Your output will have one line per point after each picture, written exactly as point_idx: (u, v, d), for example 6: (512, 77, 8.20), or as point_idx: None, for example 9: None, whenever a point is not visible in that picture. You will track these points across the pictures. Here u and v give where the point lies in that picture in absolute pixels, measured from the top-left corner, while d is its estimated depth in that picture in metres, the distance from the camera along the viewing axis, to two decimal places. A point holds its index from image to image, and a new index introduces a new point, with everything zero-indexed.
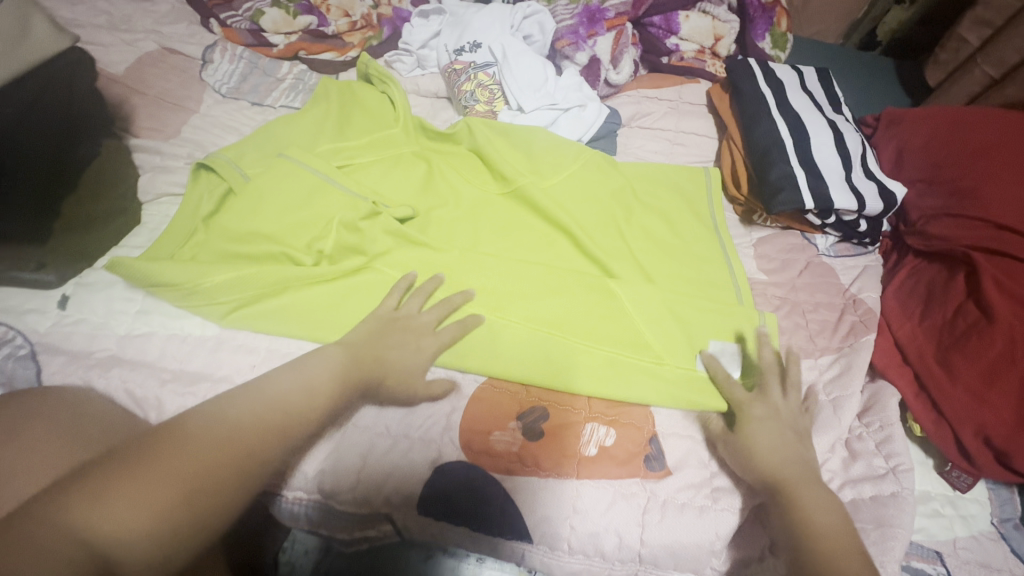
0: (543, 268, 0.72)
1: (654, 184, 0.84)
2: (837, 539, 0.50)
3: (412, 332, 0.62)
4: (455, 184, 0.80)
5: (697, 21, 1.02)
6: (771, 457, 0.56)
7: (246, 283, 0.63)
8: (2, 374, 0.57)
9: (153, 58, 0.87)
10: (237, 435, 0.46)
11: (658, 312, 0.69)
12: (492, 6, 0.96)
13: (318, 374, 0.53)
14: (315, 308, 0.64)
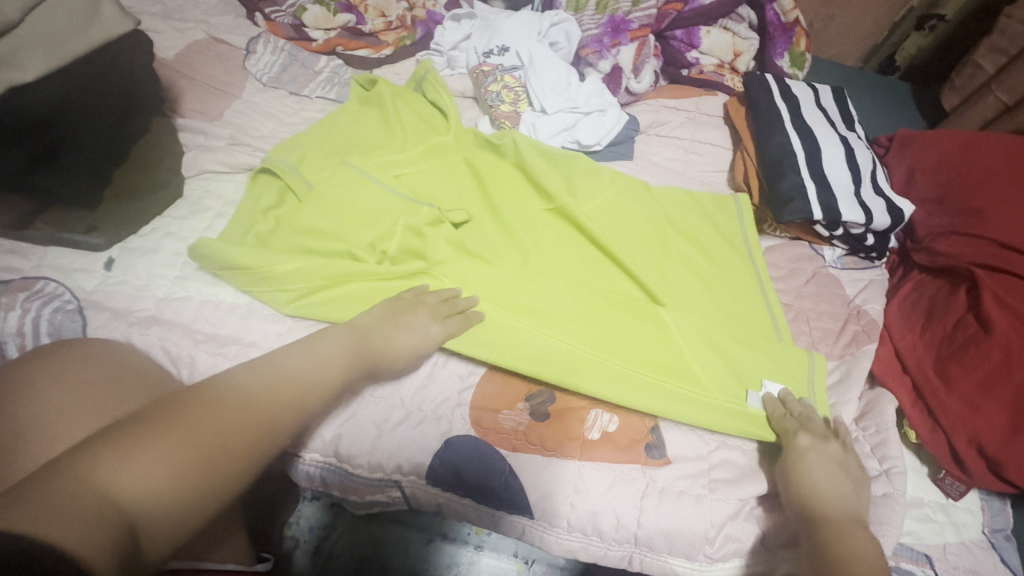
0: (591, 292, 0.75)
1: (686, 210, 0.89)
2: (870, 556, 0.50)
3: (427, 320, 0.65)
4: (505, 197, 0.84)
5: (717, 36, 1.04)
6: (830, 493, 0.57)
7: (314, 281, 0.67)
8: (50, 326, 0.61)
9: (200, 46, 0.93)
10: (254, 405, 0.48)
11: (696, 337, 0.72)
12: (522, 13, 1.01)
13: (327, 353, 0.56)
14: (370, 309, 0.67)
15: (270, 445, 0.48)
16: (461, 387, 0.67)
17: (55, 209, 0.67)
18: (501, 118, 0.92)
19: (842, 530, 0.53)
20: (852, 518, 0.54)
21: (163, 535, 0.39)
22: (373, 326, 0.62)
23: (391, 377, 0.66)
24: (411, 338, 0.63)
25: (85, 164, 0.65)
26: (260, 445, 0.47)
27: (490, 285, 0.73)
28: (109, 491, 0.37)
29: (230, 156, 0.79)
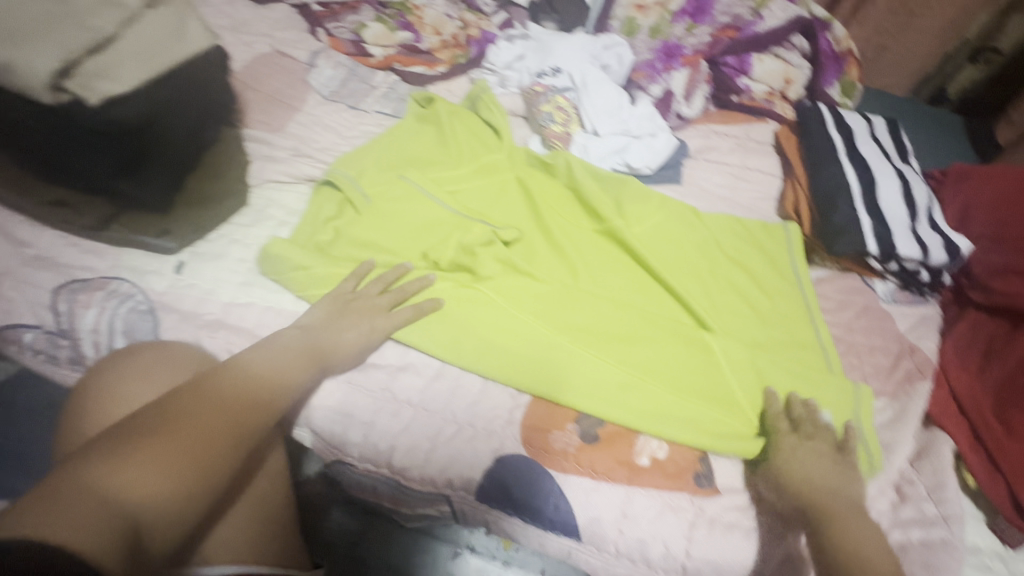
0: (638, 314, 0.76)
1: (734, 236, 0.89)
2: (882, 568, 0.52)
3: (372, 314, 0.65)
4: (553, 213, 0.85)
5: (770, 64, 1.04)
6: (827, 487, 0.59)
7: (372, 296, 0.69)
8: (125, 324, 0.64)
9: (266, 60, 0.96)
10: (233, 398, 0.48)
11: (742, 365, 0.72)
12: (576, 37, 1.03)
13: (289, 349, 0.57)
14: (422, 322, 0.69)
15: (258, 436, 0.49)
16: (511, 395, 0.68)
17: (129, 213, 0.69)
18: (553, 137, 0.93)
19: (843, 530, 0.55)
20: (857, 518, 0.56)
21: (165, 531, 0.40)
22: (329, 326, 0.62)
23: (444, 390, 0.67)
24: (363, 327, 0.64)
25: (162, 173, 0.68)
26: (248, 436, 0.47)
27: (536, 305, 0.74)
28: (105, 497, 0.37)
29: (294, 167, 0.82)
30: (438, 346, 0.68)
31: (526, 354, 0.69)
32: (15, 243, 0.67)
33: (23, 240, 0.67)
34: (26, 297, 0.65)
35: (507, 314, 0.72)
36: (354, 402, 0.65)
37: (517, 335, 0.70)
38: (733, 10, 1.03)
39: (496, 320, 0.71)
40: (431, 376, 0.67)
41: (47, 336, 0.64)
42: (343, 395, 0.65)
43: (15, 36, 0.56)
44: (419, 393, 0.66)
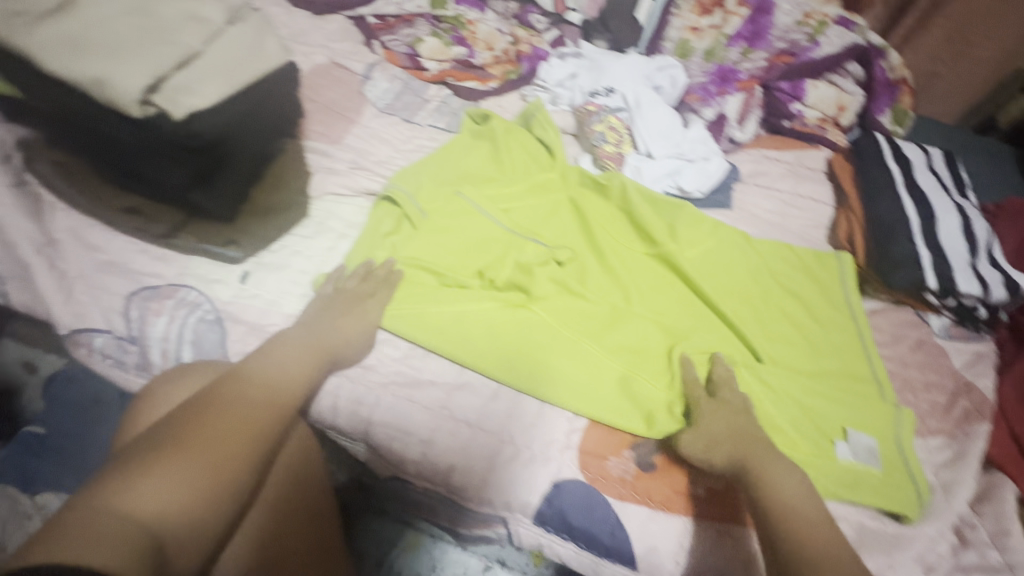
0: (687, 340, 0.76)
1: (786, 265, 0.89)
2: (815, 521, 0.53)
3: (370, 311, 0.68)
4: (603, 233, 0.85)
5: (824, 90, 1.03)
6: (741, 443, 0.60)
7: (432, 315, 0.70)
8: (192, 333, 0.65)
9: (323, 71, 0.98)
10: (242, 407, 0.50)
11: (782, 393, 0.72)
12: (630, 57, 1.03)
13: (293, 356, 0.59)
14: (480, 343, 0.69)
15: (271, 442, 0.50)
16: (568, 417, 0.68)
17: (197, 221, 0.70)
18: (605, 158, 0.93)
19: (766, 482, 0.56)
20: (782, 470, 0.58)
21: (189, 540, 0.41)
22: (328, 327, 0.64)
23: (501, 412, 0.66)
24: (360, 322, 0.66)
25: (234, 184, 0.69)
26: (260, 442, 0.49)
27: (590, 327, 0.74)
28: (126, 511, 0.39)
29: (353, 180, 0.83)
30: (496, 367, 0.68)
31: (583, 379, 0.69)
32: (87, 247, 0.68)
33: (95, 245, 0.68)
34: (99, 302, 0.66)
35: (562, 337, 0.72)
36: (414, 419, 0.64)
37: (573, 358, 0.70)
38: (790, 35, 1.03)
39: (552, 343, 0.71)
40: (488, 396, 0.67)
41: (117, 341, 0.65)
42: (402, 411, 0.65)
43: (110, 53, 0.57)
44: (477, 413, 0.66)
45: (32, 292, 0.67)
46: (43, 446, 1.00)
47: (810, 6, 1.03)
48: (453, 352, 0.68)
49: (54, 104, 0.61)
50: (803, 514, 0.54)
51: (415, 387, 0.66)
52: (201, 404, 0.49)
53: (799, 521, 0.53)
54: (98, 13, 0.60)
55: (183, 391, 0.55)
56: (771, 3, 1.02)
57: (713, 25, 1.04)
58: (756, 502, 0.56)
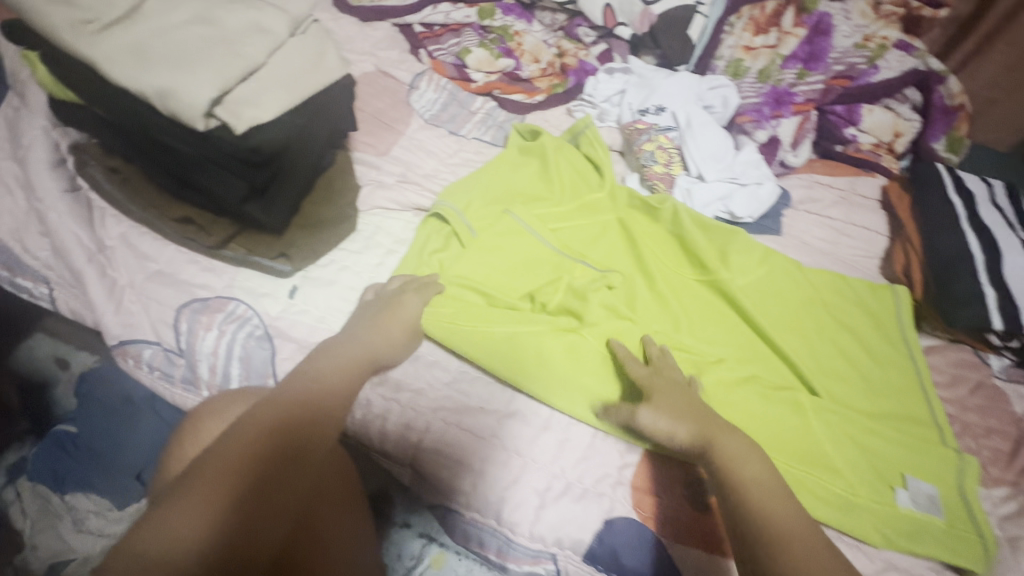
0: (742, 371, 0.73)
1: (841, 297, 0.86)
2: (781, 505, 0.51)
3: (407, 316, 0.67)
4: (653, 257, 0.82)
5: (879, 115, 1.00)
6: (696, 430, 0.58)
7: (482, 339, 0.68)
8: (243, 350, 0.64)
9: (370, 79, 0.96)
10: (274, 426, 0.49)
11: (839, 430, 0.69)
12: (681, 75, 1.01)
13: (327, 367, 0.57)
14: (532, 369, 0.66)
15: (310, 460, 0.49)
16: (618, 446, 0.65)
17: (246, 232, 0.69)
18: (654, 178, 0.91)
19: (728, 459, 0.55)
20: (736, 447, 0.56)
21: (229, 570, 0.41)
22: (364, 336, 0.62)
23: (552, 444, 0.64)
24: (397, 329, 0.65)
25: (288, 197, 0.67)
26: (294, 463, 0.48)
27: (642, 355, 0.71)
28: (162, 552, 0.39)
29: (401, 195, 0.81)
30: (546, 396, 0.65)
31: (636, 409, 0.65)
32: (139, 256, 0.68)
33: (148, 255, 0.68)
34: (150, 313, 0.65)
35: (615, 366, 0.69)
36: (463, 447, 0.63)
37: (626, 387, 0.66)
38: (848, 58, 0.99)
39: (602, 370, 0.68)
40: (539, 426, 0.65)
41: (166, 354, 0.65)
42: (452, 439, 0.63)
43: (176, 65, 0.56)
44: (527, 443, 0.64)
45: (85, 300, 0.67)
46: (75, 444, 0.95)
47: (870, 29, 1.00)
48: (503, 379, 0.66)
49: (116, 114, 0.60)
50: (765, 495, 0.52)
51: (464, 414, 0.64)
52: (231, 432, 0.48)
53: (766, 504, 0.51)
54: (163, 23, 0.60)
55: (227, 413, 0.55)
56: (829, 25, 0.99)
57: (767, 45, 1.01)
58: (718, 480, 0.55)
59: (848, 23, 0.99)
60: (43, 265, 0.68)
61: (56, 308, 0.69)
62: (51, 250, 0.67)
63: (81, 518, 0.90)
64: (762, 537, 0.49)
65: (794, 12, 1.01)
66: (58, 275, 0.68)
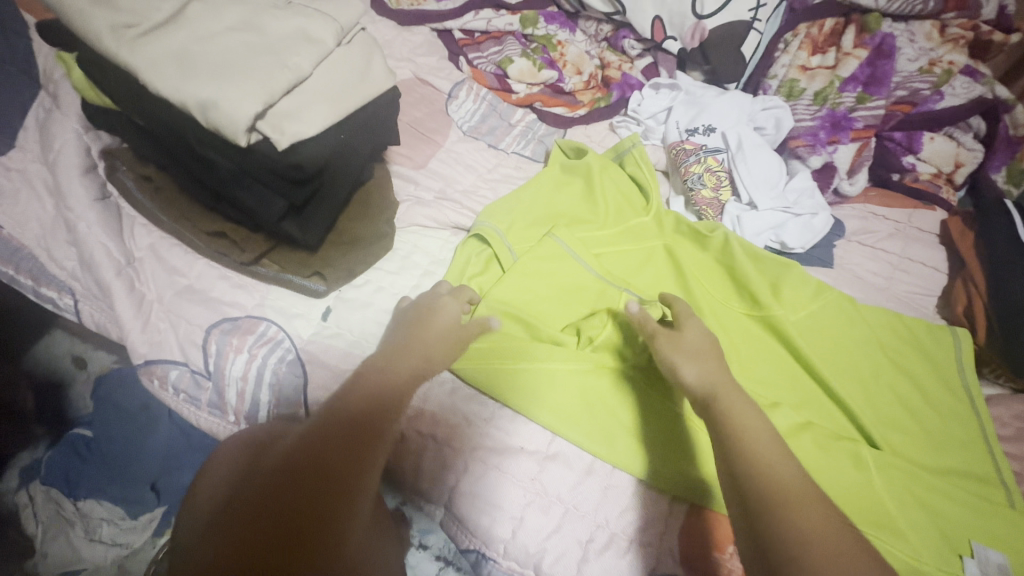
0: (797, 418, 0.68)
1: (898, 339, 0.80)
2: (785, 471, 0.49)
3: (453, 326, 0.61)
4: (700, 287, 0.78)
5: (941, 144, 0.96)
6: (702, 386, 0.57)
7: (522, 377, 0.64)
8: (274, 376, 0.61)
9: (408, 86, 0.92)
10: (310, 443, 0.46)
11: (899, 487, 0.65)
12: (732, 94, 0.96)
13: (350, 402, 0.50)
14: (575, 412, 0.63)
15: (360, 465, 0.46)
16: (668, 497, 0.60)
17: (281, 247, 0.66)
18: (702, 204, 0.87)
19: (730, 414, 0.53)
20: (744, 407, 0.54)
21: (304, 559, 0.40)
22: (395, 357, 0.56)
23: (596, 490, 0.60)
24: (435, 342, 0.59)
25: (328, 213, 0.64)
26: (311, 538, 0.41)
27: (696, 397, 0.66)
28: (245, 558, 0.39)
29: (440, 213, 0.78)
30: (591, 442, 0.62)
31: (687, 458, 0.61)
32: (167, 270, 0.65)
33: (177, 268, 0.65)
34: (178, 332, 0.62)
35: (662, 409, 0.64)
36: (503, 492, 0.59)
37: (679, 434, 0.62)
38: (913, 82, 0.94)
39: (650, 414, 0.64)
40: (582, 471, 0.61)
41: (193, 375, 0.62)
42: (491, 482, 0.59)
43: (219, 75, 0.53)
44: (570, 489, 0.60)
45: (112, 314, 0.64)
46: (89, 449, 0.90)
47: (936, 52, 0.94)
48: (545, 421, 0.62)
49: (156, 124, 0.58)
50: (771, 461, 0.49)
51: (504, 455, 0.61)
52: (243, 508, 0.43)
53: (774, 474, 0.48)
54: (207, 29, 0.57)
55: (271, 435, 0.54)
56: (892, 46, 0.94)
57: (825, 65, 0.96)
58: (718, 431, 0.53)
59: (912, 46, 0.94)
60: (69, 275, 0.65)
61: (81, 321, 0.67)
62: (78, 260, 0.65)
63: (92, 527, 0.85)
64: (762, 498, 0.46)
65: (855, 32, 0.96)
66: (84, 286, 0.65)
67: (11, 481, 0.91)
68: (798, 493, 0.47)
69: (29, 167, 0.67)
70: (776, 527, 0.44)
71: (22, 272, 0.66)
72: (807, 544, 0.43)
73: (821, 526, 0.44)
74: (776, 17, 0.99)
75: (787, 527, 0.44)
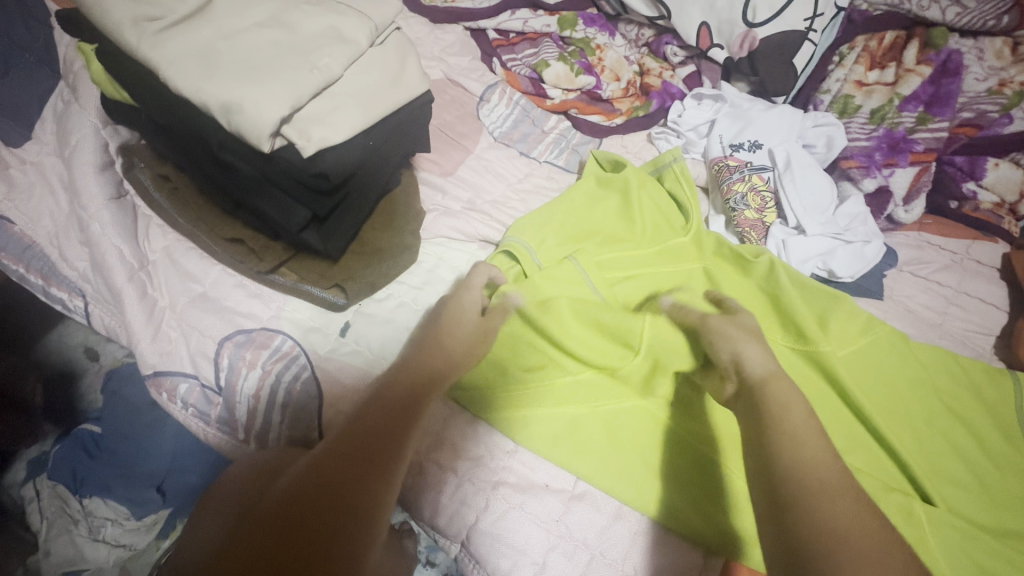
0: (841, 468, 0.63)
1: (957, 383, 0.73)
2: (816, 458, 0.46)
3: (471, 327, 0.59)
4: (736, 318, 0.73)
5: (1007, 171, 0.89)
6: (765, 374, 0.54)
7: (546, 416, 0.60)
8: (287, 395, 0.57)
9: (439, 88, 0.88)
10: (353, 424, 0.46)
11: (956, 552, 0.59)
12: (782, 107, 0.90)
13: (374, 406, 0.48)
14: (601, 452, 0.59)
15: (391, 447, 0.45)
16: (702, 550, 0.56)
17: (300, 256, 0.63)
18: (745, 226, 0.81)
19: (774, 403, 0.51)
20: (790, 394, 0.51)
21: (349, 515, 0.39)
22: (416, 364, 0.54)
23: (625, 536, 0.56)
24: (457, 346, 0.57)
25: (352, 223, 0.61)
26: (352, 497, 0.40)
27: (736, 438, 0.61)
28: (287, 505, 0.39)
29: (467, 224, 0.74)
30: (619, 486, 0.57)
31: (723, 508, 0.57)
32: (182, 275, 0.62)
33: (191, 274, 0.62)
34: (189, 343, 0.59)
35: (694, 453, 0.60)
36: (525, 535, 0.55)
37: (716, 479, 0.58)
38: (978, 104, 0.88)
39: (683, 457, 0.60)
40: (611, 514, 0.57)
41: (203, 390, 0.59)
42: (512, 522, 0.55)
43: (245, 75, 0.50)
44: (597, 534, 0.56)
45: (121, 319, 0.61)
46: (97, 446, 0.83)
47: (1007, 72, 0.87)
48: (568, 462, 0.58)
49: (173, 120, 0.54)
50: (804, 446, 0.47)
51: (527, 493, 0.57)
52: (259, 513, 0.40)
53: (809, 461, 0.46)
54: (233, 25, 0.53)
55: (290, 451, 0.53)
56: (959, 64, 0.88)
57: (883, 82, 0.90)
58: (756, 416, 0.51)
59: (980, 64, 0.88)
60: (79, 276, 0.63)
61: (91, 323, 0.65)
62: (89, 262, 0.62)
63: (96, 526, 0.79)
64: (787, 478, 0.45)
65: (917, 47, 0.90)
66: (95, 289, 0.63)
67: (18, 473, 0.87)
68: (832, 483, 0.44)
69: (46, 160, 0.66)
70: (805, 518, 0.42)
71: (33, 271, 0.65)
72: (840, 537, 0.40)
73: (856, 518, 0.42)
74: (833, 28, 0.94)
75: (817, 515, 0.42)
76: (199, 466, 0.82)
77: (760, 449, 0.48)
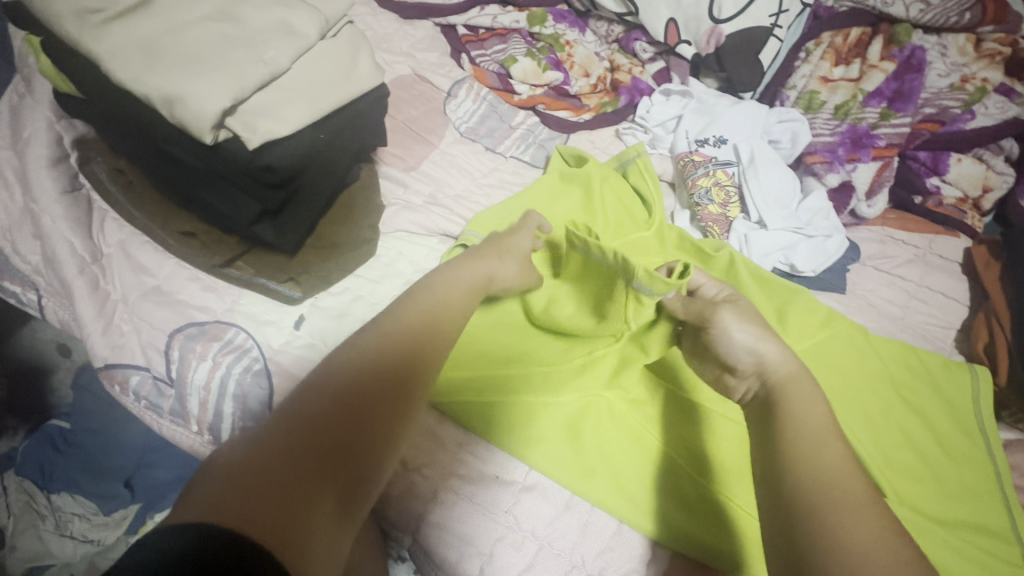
0: None
1: (914, 376, 0.73)
2: (837, 473, 0.45)
3: (496, 262, 0.62)
4: None
5: (969, 166, 0.91)
6: (786, 373, 0.52)
7: (516, 408, 0.61)
8: (238, 387, 0.57)
9: (405, 83, 0.88)
10: (385, 351, 0.44)
11: None
12: (747, 103, 0.91)
13: (413, 332, 0.47)
14: (565, 449, 0.60)
15: (419, 380, 0.44)
16: (649, 541, 0.57)
17: (256, 250, 0.63)
18: (708, 220, 0.82)
19: (801, 415, 0.49)
20: (807, 402, 0.50)
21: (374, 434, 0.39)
22: (448, 294, 0.53)
23: (573, 527, 0.56)
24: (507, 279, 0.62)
25: (307, 217, 0.61)
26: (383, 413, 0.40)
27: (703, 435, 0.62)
28: (299, 424, 0.37)
29: (428, 219, 0.74)
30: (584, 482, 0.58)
31: (688, 513, 0.57)
32: (135, 268, 0.61)
33: (145, 267, 0.62)
34: (141, 335, 0.59)
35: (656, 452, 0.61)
36: (472, 526, 0.55)
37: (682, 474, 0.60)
38: (942, 100, 0.88)
39: (645, 455, 0.61)
40: (560, 506, 0.57)
41: (155, 382, 0.59)
42: (460, 513, 0.55)
43: (189, 67, 0.50)
44: (545, 525, 0.56)
45: (73, 312, 0.62)
46: (65, 441, 0.83)
47: (970, 68, 0.88)
48: (529, 454, 0.59)
49: (122, 110, 0.54)
50: (825, 465, 0.46)
51: (477, 484, 0.57)
52: (286, 417, 0.37)
53: (831, 481, 0.45)
54: (181, 18, 0.54)
55: None
56: (922, 61, 0.88)
57: (848, 78, 0.91)
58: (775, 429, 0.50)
59: (944, 60, 0.89)
60: (33, 269, 0.64)
61: (46, 316, 0.66)
62: (42, 255, 0.63)
63: (63, 521, 0.78)
64: (799, 498, 0.44)
65: (882, 43, 0.91)
66: (48, 282, 0.64)
67: None
68: (847, 500, 0.43)
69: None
70: (819, 536, 0.42)
71: None
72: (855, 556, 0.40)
73: (875, 540, 0.41)
74: (799, 25, 0.95)
75: (827, 535, 0.41)
76: (164, 461, 0.83)
77: (772, 463, 0.48)
